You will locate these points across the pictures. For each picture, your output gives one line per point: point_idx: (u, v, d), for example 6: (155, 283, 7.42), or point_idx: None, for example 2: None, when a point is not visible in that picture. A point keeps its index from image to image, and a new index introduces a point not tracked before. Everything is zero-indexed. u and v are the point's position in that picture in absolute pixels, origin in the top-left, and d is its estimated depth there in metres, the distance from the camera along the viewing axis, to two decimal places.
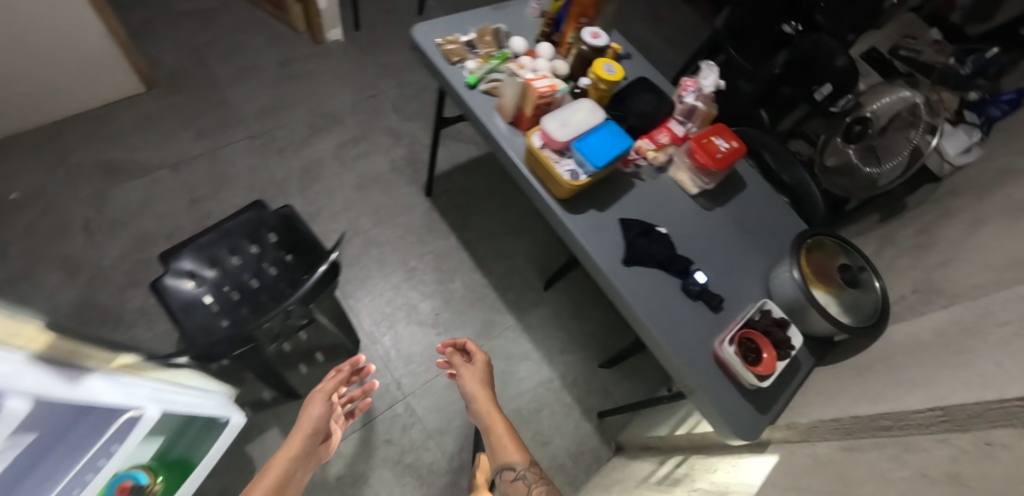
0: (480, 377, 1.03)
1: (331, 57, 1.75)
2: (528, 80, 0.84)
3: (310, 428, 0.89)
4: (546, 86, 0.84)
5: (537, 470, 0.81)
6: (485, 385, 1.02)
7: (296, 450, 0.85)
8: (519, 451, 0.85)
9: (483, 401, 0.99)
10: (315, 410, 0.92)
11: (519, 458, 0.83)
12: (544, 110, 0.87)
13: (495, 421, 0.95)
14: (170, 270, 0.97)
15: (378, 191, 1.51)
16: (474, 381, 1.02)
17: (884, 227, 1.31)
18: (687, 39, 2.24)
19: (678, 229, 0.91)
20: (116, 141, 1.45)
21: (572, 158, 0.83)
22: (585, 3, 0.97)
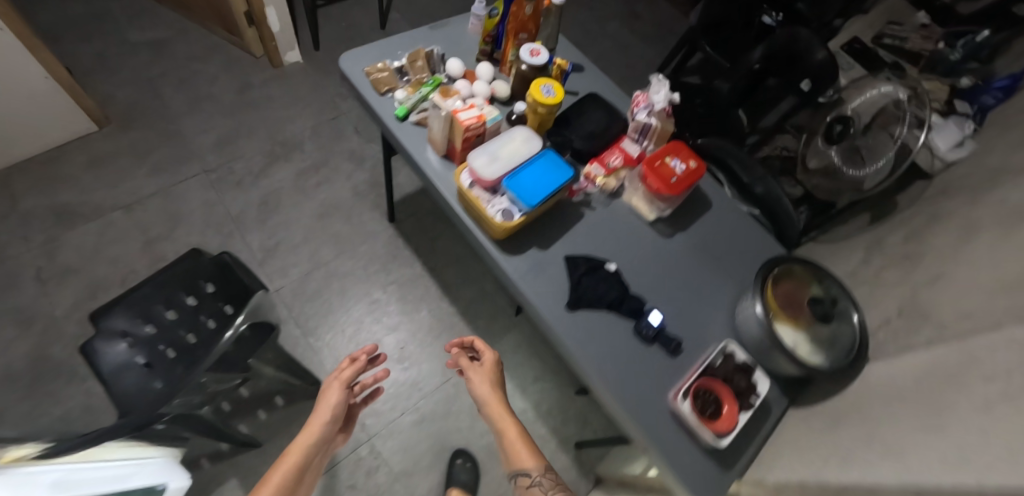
0: (489, 377, 0.91)
1: (291, 80, 1.70)
2: (453, 112, 0.77)
3: (324, 419, 0.86)
4: (472, 117, 0.77)
5: (553, 476, 0.80)
6: (495, 387, 0.91)
7: (314, 436, 0.83)
8: (533, 455, 0.82)
9: (492, 405, 0.88)
10: (333, 398, 0.88)
11: (534, 464, 0.81)
12: (476, 143, 0.80)
13: (507, 427, 0.86)
14: (101, 332, 0.92)
15: (339, 220, 1.45)
16: (485, 385, 0.90)
17: (872, 232, 1.22)
18: (664, 35, 2.15)
19: (633, 261, 0.83)
20: (66, 183, 1.38)
21: (505, 196, 0.76)
22: (521, 19, 0.91)
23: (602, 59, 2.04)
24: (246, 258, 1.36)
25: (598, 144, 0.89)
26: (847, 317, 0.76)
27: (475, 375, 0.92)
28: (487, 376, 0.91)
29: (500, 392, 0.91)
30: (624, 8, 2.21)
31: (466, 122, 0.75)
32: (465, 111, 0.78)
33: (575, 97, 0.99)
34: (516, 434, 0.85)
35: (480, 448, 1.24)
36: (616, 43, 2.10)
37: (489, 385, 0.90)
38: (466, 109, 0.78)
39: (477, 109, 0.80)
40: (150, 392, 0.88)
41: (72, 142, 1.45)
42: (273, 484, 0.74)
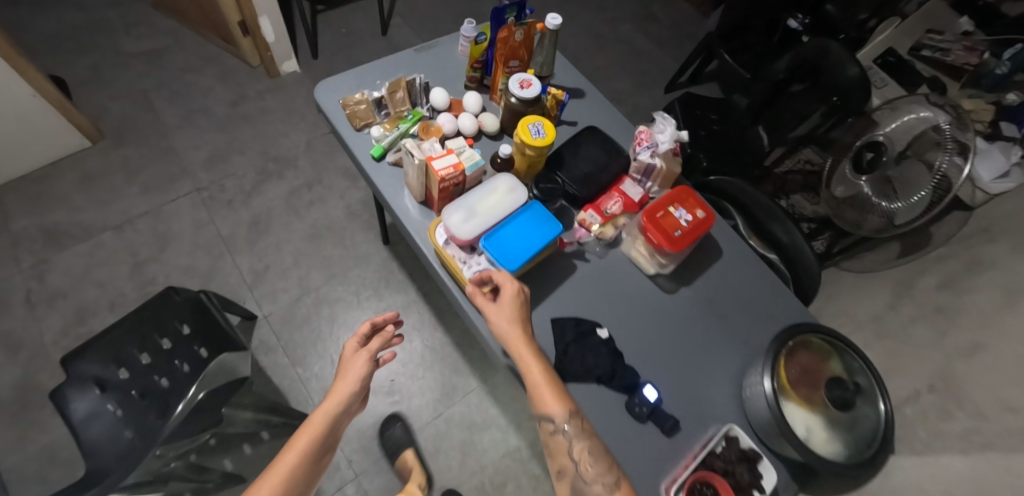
0: (512, 308, 0.64)
1: (287, 91, 1.64)
2: (428, 160, 0.69)
3: (349, 390, 0.71)
4: (449, 167, 0.69)
5: (580, 422, 0.61)
6: (516, 322, 0.64)
7: (340, 401, 0.70)
8: (559, 397, 0.61)
9: (516, 346, 0.63)
10: (357, 370, 0.73)
11: (559, 410, 0.60)
12: (456, 191, 0.73)
13: (529, 370, 0.62)
14: (71, 379, 0.86)
15: (331, 242, 1.41)
16: (506, 322, 0.64)
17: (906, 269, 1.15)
18: (680, 39, 2.03)
19: (630, 323, 0.75)
20: (58, 202, 1.36)
21: (484, 255, 0.69)
22: (512, 45, 0.82)
23: (613, 65, 1.93)
24: (235, 282, 1.32)
25: (595, 188, 0.81)
26: (870, 398, 0.68)
27: (495, 306, 0.65)
28: (511, 307, 0.64)
29: (526, 329, 0.65)
30: (637, 9, 2.09)
31: (441, 174, 0.67)
32: (442, 159, 0.70)
33: (573, 128, 0.91)
34: (539, 373, 0.62)
35: (470, 489, 1.19)
36: (628, 47, 1.98)
37: (513, 321, 0.64)
38: (444, 156, 0.70)
39: (456, 155, 0.72)
40: (119, 442, 0.82)
41: (66, 158, 1.42)
42: (298, 451, 0.64)
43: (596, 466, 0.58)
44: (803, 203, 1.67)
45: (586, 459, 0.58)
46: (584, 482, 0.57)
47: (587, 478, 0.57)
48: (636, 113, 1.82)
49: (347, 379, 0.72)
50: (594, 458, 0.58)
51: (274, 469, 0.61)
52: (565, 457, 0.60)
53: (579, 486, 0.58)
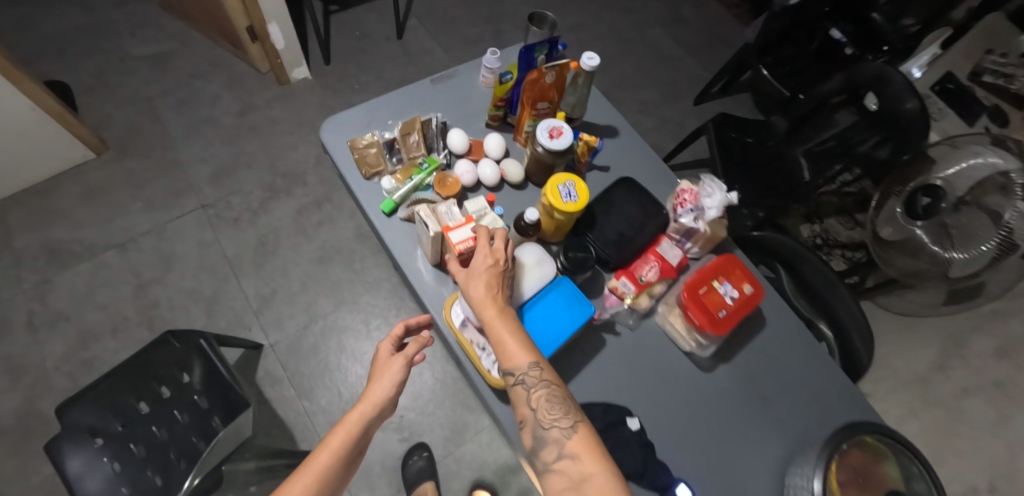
0: (486, 268, 0.57)
1: (297, 100, 1.57)
2: (446, 230, 0.62)
3: (387, 395, 0.64)
4: (467, 237, 0.61)
5: (542, 371, 0.54)
6: (486, 282, 0.57)
7: (377, 406, 0.63)
8: (523, 346, 0.55)
9: (482, 306, 0.56)
10: (393, 375, 0.65)
11: (520, 361, 0.54)
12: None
13: (491, 320, 0.55)
14: (66, 429, 0.81)
15: (340, 266, 1.35)
16: (474, 284, 0.57)
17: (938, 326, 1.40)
18: (712, 46, 1.90)
19: (663, 408, 0.68)
20: (61, 218, 1.31)
21: None
22: (541, 87, 0.73)
23: (640, 72, 1.81)
24: (241, 307, 1.27)
25: (629, 251, 0.73)
26: None
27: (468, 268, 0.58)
28: (485, 269, 0.57)
29: (495, 280, 0.57)
30: (667, 11, 1.96)
31: (461, 250, 0.60)
32: (462, 229, 0.62)
33: (605, 174, 0.83)
34: (500, 323, 0.55)
35: None
36: (656, 53, 1.86)
37: (482, 278, 0.57)
38: (462, 226, 0.62)
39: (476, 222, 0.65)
40: None
41: (68, 170, 1.37)
42: (332, 451, 0.59)
43: (555, 412, 0.52)
44: (837, 227, 1.59)
45: (544, 406, 0.53)
46: (543, 429, 0.52)
47: (546, 425, 0.52)
48: (663, 126, 1.72)
49: (387, 383, 0.64)
50: (551, 404, 0.53)
51: (306, 467, 0.57)
52: (525, 407, 0.53)
53: (538, 435, 0.52)
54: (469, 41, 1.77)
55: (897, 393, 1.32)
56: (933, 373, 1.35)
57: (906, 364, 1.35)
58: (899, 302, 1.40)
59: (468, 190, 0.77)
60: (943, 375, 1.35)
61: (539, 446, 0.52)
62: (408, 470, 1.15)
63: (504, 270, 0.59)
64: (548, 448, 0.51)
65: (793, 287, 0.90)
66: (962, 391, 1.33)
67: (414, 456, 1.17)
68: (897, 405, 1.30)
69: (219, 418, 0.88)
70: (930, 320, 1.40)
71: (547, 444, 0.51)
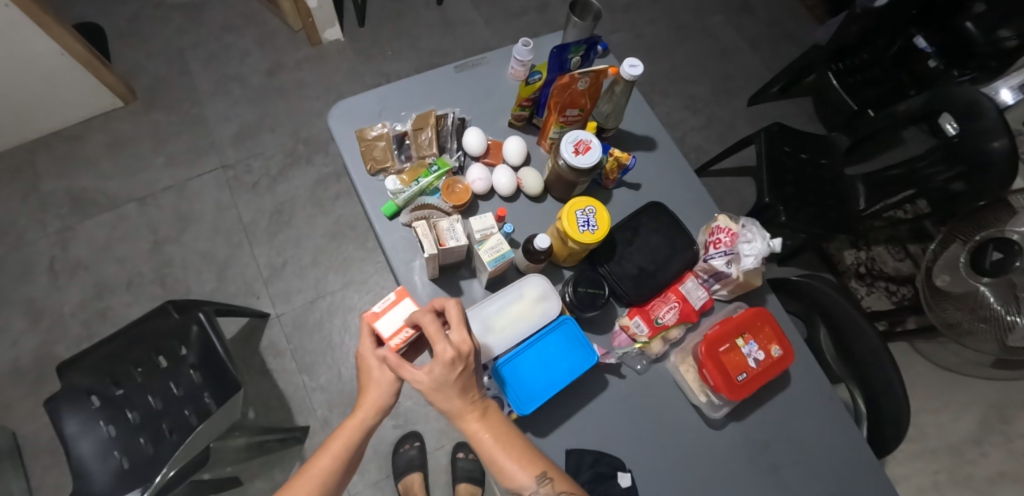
0: (457, 378, 0.49)
1: (327, 63, 1.50)
2: (374, 320, 0.56)
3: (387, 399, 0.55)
4: (399, 328, 0.56)
5: (552, 483, 0.50)
6: (460, 399, 0.50)
7: (378, 409, 0.55)
8: (519, 460, 0.50)
9: (466, 424, 0.50)
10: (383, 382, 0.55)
11: (523, 479, 0.49)
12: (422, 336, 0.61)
13: (477, 437, 0.50)
14: (64, 390, 0.81)
15: (352, 244, 1.32)
16: (443, 402, 0.50)
17: (981, 389, 1.28)
18: (778, 42, 1.72)
19: (660, 466, 0.62)
20: (87, 166, 1.32)
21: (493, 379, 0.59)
22: (572, 94, 0.64)
23: (694, 64, 1.66)
24: (251, 275, 1.26)
25: (647, 287, 0.66)
26: None
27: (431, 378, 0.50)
28: (457, 376, 0.49)
29: (472, 389, 0.51)
30: None
31: (394, 346, 0.55)
32: (393, 313, 0.57)
33: (635, 192, 0.75)
34: (489, 438, 0.50)
35: None
36: (714, 43, 1.69)
37: (452, 388, 0.49)
38: (390, 311, 0.57)
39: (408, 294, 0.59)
40: (109, 465, 0.79)
41: (96, 118, 1.37)
42: (334, 455, 0.52)
43: None
44: (885, 257, 1.44)
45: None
46: None
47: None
48: (709, 127, 1.58)
49: (387, 391, 0.55)
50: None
51: (307, 470, 0.51)
52: None
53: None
54: (513, 14, 1.65)
55: (922, 458, 1.23)
56: (967, 446, 1.24)
57: (938, 429, 1.25)
58: (939, 352, 1.31)
59: (480, 197, 0.71)
60: (979, 449, 1.24)
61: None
62: (396, 461, 1.14)
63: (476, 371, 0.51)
64: None
65: (830, 346, 0.83)
66: (997, 475, 1.23)
67: (405, 444, 1.15)
68: (919, 475, 1.22)
69: (211, 395, 0.87)
70: (973, 382, 1.29)
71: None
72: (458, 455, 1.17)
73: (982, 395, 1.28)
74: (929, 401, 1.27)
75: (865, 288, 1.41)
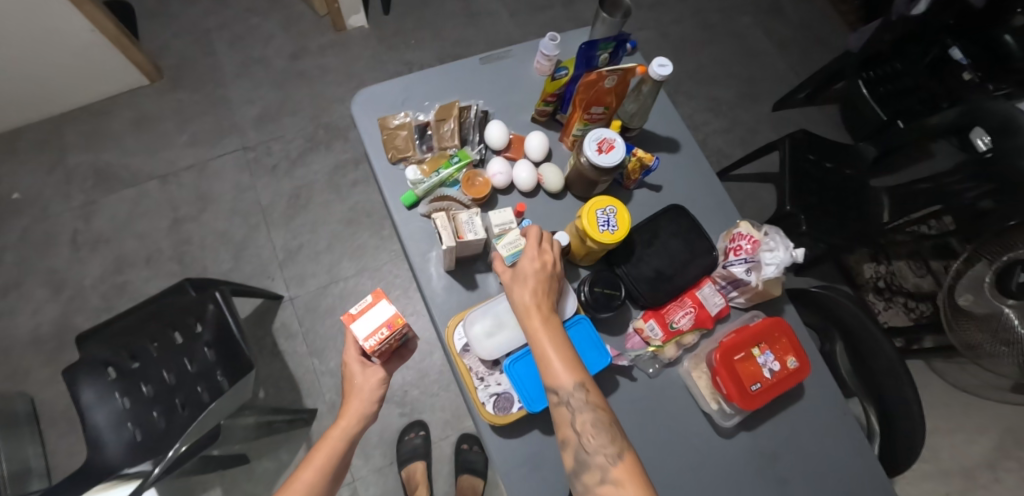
0: (534, 273, 0.55)
1: (350, 50, 1.50)
2: (352, 322, 0.57)
3: (366, 408, 0.63)
4: (375, 330, 0.56)
5: (588, 394, 0.51)
6: (528, 291, 0.54)
7: (359, 419, 0.63)
8: (566, 364, 0.51)
9: (527, 316, 0.53)
10: (366, 391, 0.63)
11: (562, 379, 0.51)
12: (402, 338, 0.63)
13: (534, 330, 0.53)
14: (83, 361, 0.84)
15: (366, 231, 1.33)
16: (514, 288, 0.55)
17: (997, 412, 1.26)
18: (808, 47, 1.68)
19: (667, 471, 0.62)
20: (111, 142, 1.35)
21: (503, 377, 0.59)
22: (599, 91, 0.64)
23: (720, 65, 1.63)
24: (267, 257, 1.28)
25: (664, 291, 0.65)
26: None
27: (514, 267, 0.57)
28: (533, 274, 0.55)
29: (544, 293, 0.55)
30: None
31: (369, 348, 0.56)
32: (369, 315, 0.57)
33: (656, 194, 0.74)
34: (545, 337, 0.53)
35: None
36: (741, 46, 1.66)
37: (527, 283, 0.55)
38: (369, 312, 0.56)
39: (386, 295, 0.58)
40: (123, 436, 0.82)
41: (123, 94, 1.39)
42: (315, 468, 0.58)
43: (600, 437, 0.49)
44: (905, 273, 1.41)
45: (589, 431, 0.49)
46: (586, 454, 0.49)
47: (590, 450, 0.49)
48: (732, 130, 1.55)
49: (367, 399, 0.63)
50: (596, 429, 0.50)
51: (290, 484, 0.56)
52: (568, 429, 0.50)
53: (581, 459, 0.49)
54: (538, 7, 1.64)
55: (932, 479, 1.21)
56: (980, 470, 1.22)
57: (951, 450, 1.23)
58: (956, 373, 1.26)
59: (500, 191, 0.70)
60: (992, 473, 1.21)
61: (581, 469, 0.49)
62: (402, 447, 1.15)
63: (553, 283, 0.57)
64: (590, 471, 0.48)
65: (847, 362, 0.83)
66: None
67: (410, 433, 1.16)
68: None
69: (223, 374, 0.87)
70: (990, 405, 1.26)
71: (590, 469, 0.48)
72: (462, 446, 1.18)
73: (997, 419, 1.25)
74: (943, 421, 1.24)
75: (883, 302, 1.39)
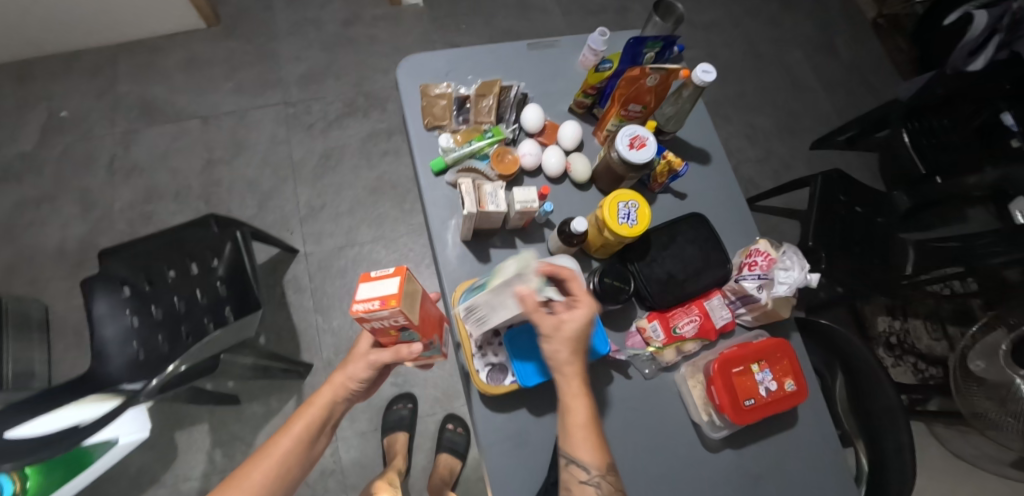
0: (580, 332, 0.54)
1: (402, 25, 1.53)
2: (362, 280, 0.51)
3: (354, 386, 0.63)
4: (370, 300, 0.49)
5: (614, 478, 0.53)
6: (576, 353, 0.54)
7: (342, 392, 0.63)
8: (600, 446, 0.53)
9: (572, 384, 0.53)
10: (356, 372, 0.62)
11: (595, 461, 0.52)
12: (404, 330, 0.54)
13: (575, 402, 0.53)
14: (102, 274, 0.87)
15: (390, 201, 1.35)
16: (565, 349, 0.53)
17: (994, 486, 1.22)
18: (856, 90, 1.66)
19: (649, 473, 0.62)
20: (161, 78, 1.39)
21: (502, 349, 0.61)
22: (639, 89, 0.65)
23: (763, 95, 1.61)
24: (290, 210, 1.31)
25: (673, 294, 0.65)
26: None
27: (555, 318, 0.53)
28: (580, 336, 0.54)
29: (586, 361, 0.55)
30: (819, 35, 1.72)
31: (354, 309, 0.49)
32: (380, 283, 0.50)
33: (679, 201, 0.74)
34: (583, 410, 0.53)
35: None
36: (790, 79, 1.65)
37: (574, 345, 0.54)
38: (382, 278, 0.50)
39: (408, 275, 0.51)
40: (127, 352, 0.84)
41: (179, 35, 1.44)
42: (293, 436, 0.60)
43: None
44: (920, 332, 1.38)
45: None
46: None
47: None
48: (766, 161, 1.54)
49: (349, 375, 0.62)
50: None
51: (269, 450, 0.59)
52: None
53: None
54: (592, 10, 1.64)
55: None
56: None
57: None
58: (958, 441, 1.24)
59: (527, 173, 0.71)
60: None
61: None
62: (388, 415, 1.17)
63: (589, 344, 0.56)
64: None
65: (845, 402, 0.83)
66: None
67: (398, 404, 1.18)
68: None
69: (231, 309, 0.90)
70: (987, 478, 1.23)
71: None
72: (447, 426, 1.18)
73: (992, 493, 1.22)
74: (934, 484, 1.21)
75: (893, 358, 1.36)
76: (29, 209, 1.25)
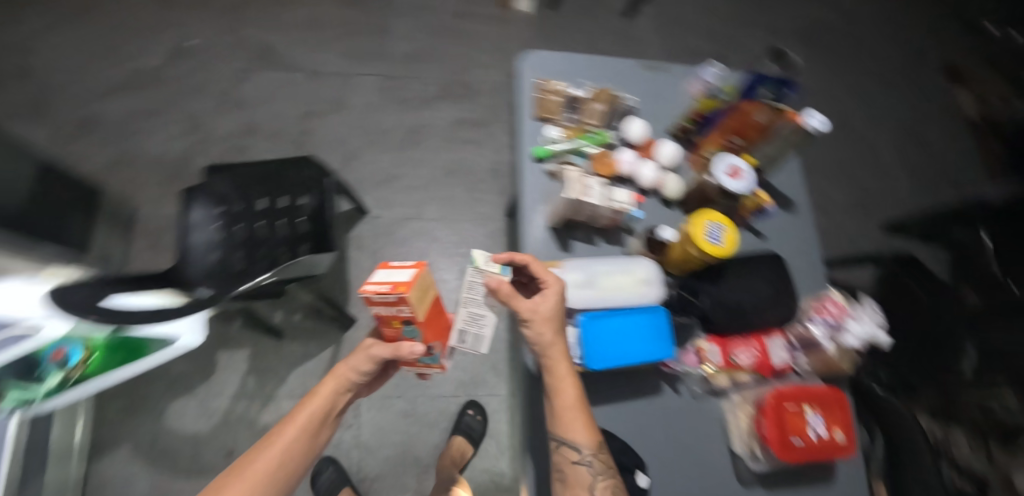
0: (554, 312, 0.57)
1: (508, 27, 1.62)
2: (379, 271, 0.55)
3: (353, 378, 0.64)
4: (383, 282, 0.52)
5: (604, 457, 0.56)
6: (557, 333, 0.57)
7: (343, 383, 0.64)
8: (590, 427, 0.56)
9: (558, 367, 0.56)
10: (359, 365, 0.62)
11: (587, 441, 0.55)
12: (409, 325, 0.55)
13: (563, 385, 0.56)
14: (206, 189, 0.95)
15: (461, 185, 1.41)
16: (547, 328, 0.56)
17: None
18: (941, 182, 1.63)
19: (678, 488, 0.63)
20: (282, 29, 1.51)
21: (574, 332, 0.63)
22: (747, 122, 0.68)
23: (842, 167, 1.61)
24: (368, 173, 1.39)
25: (738, 324, 0.67)
26: None
27: (529, 303, 0.57)
28: (557, 316, 0.58)
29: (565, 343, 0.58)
30: (912, 121, 1.70)
31: (365, 289, 0.52)
32: (396, 274, 0.54)
33: (759, 240, 0.76)
34: (571, 395, 0.56)
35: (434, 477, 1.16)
36: (872, 157, 1.63)
37: (553, 326, 0.57)
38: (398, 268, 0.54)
39: (423, 273, 0.55)
40: (208, 261, 0.91)
41: None
42: (297, 426, 0.60)
43: None
44: None
45: None
46: None
47: None
48: (832, 231, 1.52)
49: (353, 365, 0.62)
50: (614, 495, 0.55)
51: (273, 439, 0.59)
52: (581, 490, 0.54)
53: None
54: (688, 50, 1.69)
55: None
56: None
57: None
58: None
59: (621, 179, 0.75)
60: None
61: None
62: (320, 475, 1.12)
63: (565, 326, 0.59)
64: None
65: None
66: None
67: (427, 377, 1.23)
68: None
69: (307, 247, 0.96)
70: None
71: None
72: (467, 411, 1.21)
73: None
74: None
75: None
76: (142, 118, 1.37)
